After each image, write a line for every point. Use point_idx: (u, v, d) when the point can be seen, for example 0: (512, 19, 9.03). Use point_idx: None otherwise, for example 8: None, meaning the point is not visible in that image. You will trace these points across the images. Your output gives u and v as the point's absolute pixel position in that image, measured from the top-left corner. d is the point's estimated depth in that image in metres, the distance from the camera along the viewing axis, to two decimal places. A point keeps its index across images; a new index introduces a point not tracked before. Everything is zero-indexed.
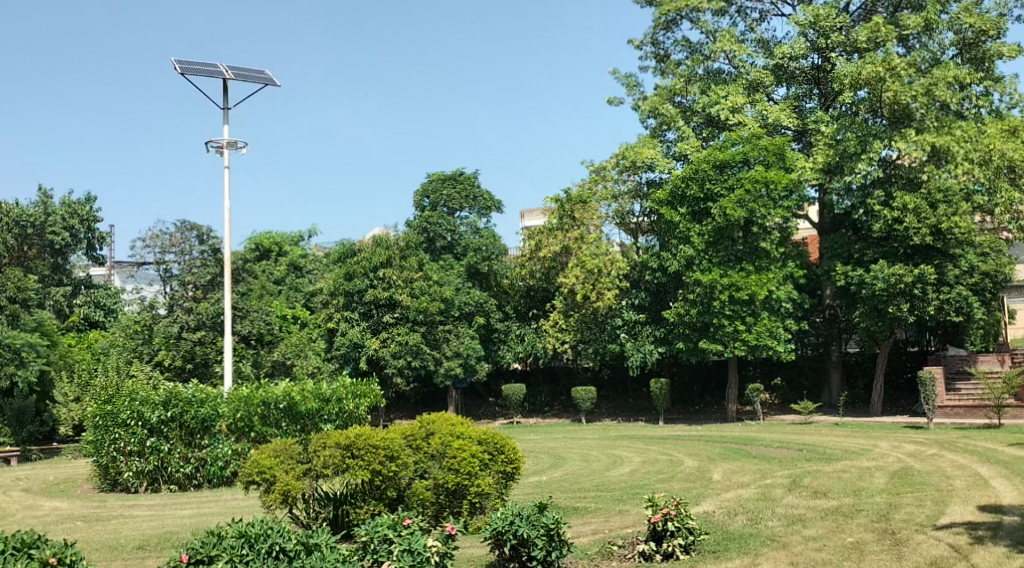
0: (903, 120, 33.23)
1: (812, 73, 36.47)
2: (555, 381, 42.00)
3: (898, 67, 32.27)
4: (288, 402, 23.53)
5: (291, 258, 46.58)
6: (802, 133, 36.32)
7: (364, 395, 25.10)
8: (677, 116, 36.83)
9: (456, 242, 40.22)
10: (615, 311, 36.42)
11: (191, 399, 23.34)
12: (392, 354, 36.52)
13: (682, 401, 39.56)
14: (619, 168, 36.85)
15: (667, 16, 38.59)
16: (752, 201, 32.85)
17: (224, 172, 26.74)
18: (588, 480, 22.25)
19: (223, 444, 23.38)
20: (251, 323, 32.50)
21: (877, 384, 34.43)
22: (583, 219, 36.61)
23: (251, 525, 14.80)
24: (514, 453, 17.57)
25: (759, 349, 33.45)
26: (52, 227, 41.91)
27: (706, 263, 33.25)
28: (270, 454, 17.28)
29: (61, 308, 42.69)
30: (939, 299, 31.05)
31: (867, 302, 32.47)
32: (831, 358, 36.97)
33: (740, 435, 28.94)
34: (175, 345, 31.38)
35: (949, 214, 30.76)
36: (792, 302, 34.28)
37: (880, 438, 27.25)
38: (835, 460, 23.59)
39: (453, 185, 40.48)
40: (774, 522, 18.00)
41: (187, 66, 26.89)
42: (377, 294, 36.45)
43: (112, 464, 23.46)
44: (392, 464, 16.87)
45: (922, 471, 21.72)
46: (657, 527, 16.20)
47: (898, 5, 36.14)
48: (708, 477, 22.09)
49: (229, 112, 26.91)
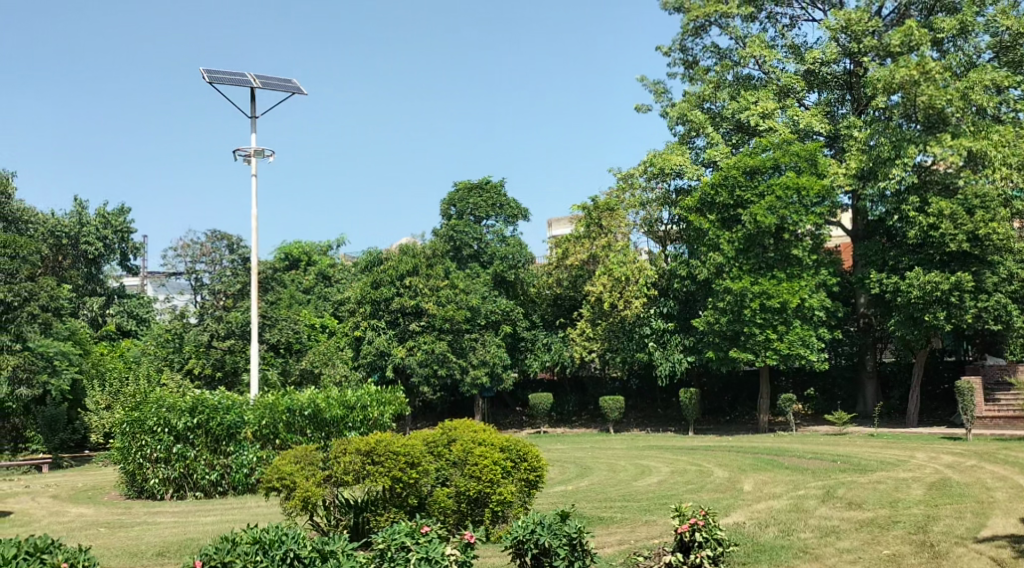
0: (938, 125, 32.11)
1: (844, 78, 35.96)
2: (583, 390, 41.57)
3: (933, 70, 31.56)
4: (312, 408, 23.13)
5: (320, 267, 46.37)
6: (834, 139, 35.78)
7: (389, 402, 24.40)
8: (706, 122, 36.36)
9: (483, 251, 39.86)
10: (643, 320, 35.89)
11: (217, 405, 23.05)
12: (418, 362, 36.30)
13: (712, 412, 39.13)
14: (647, 175, 36.38)
15: (696, 22, 38.16)
16: (784, 207, 32.33)
17: (251, 181, 26.57)
18: (615, 490, 21.73)
19: (248, 451, 23.23)
20: (280, 331, 32.45)
21: (913, 395, 33.75)
22: (610, 227, 36.22)
23: (265, 531, 14.46)
24: (537, 461, 17.21)
25: (792, 358, 32.85)
26: (86, 237, 42.13)
27: (736, 271, 32.71)
28: (290, 459, 16.88)
29: (94, 317, 42.69)
30: (977, 307, 30.40)
31: (902, 310, 31.86)
32: (866, 368, 36.10)
33: (773, 446, 28.34)
34: (206, 353, 30.98)
35: (987, 220, 30.22)
36: (826, 310, 33.61)
37: (917, 449, 26.61)
38: (870, 471, 23.02)
39: (480, 193, 40.22)
40: (807, 534, 17.48)
41: (215, 75, 26.73)
42: (403, 302, 36.48)
43: (139, 471, 23.24)
44: (413, 471, 16.58)
45: (962, 483, 21.10)
46: (684, 537, 15.46)
47: (932, 8, 35.52)
48: (739, 487, 21.60)
49: (255, 121, 26.70)
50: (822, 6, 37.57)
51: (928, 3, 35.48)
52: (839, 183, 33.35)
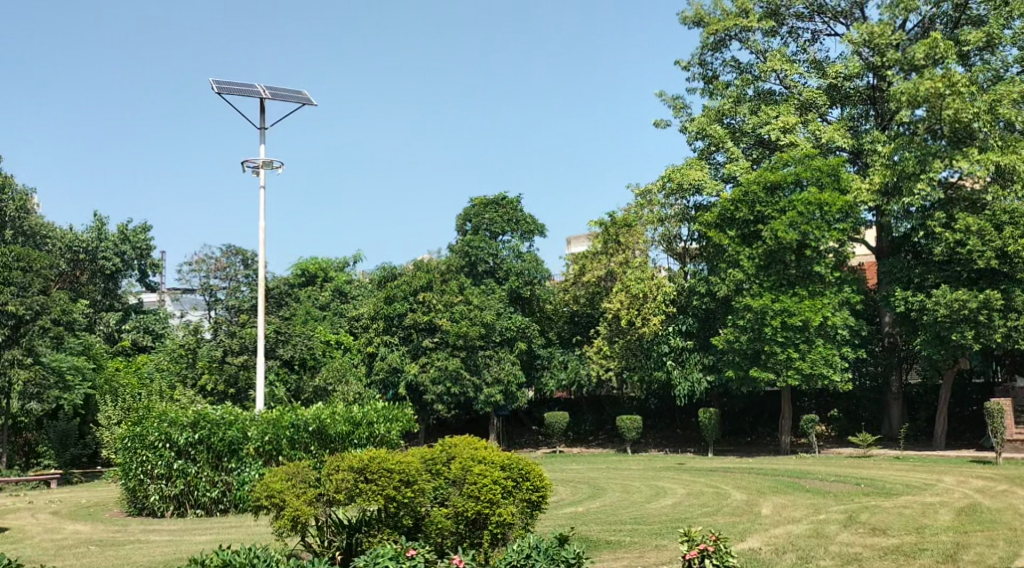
0: (965, 140, 31.44)
1: (867, 93, 35.07)
2: (600, 410, 40.80)
3: (959, 83, 30.56)
4: (317, 424, 22.39)
5: (336, 283, 45.68)
6: (858, 155, 34.89)
7: (396, 419, 23.74)
8: (726, 136, 35.64)
9: (499, 266, 38.78)
10: (661, 338, 35.08)
11: (219, 421, 22.34)
12: (432, 380, 35.61)
13: (733, 432, 38.17)
14: (665, 191, 35.61)
15: (716, 37, 37.41)
16: (805, 223, 31.39)
17: (260, 193, 25.84)
18: (627, 512, 20.91)
19: (250, 468, 22.34)
20: (294, 347, 31.21)
21: (940, 417, 32.75)
22: (628, 243, 35.61)
23: (236, 554, 14.16)
24: (540, 480, 16.62)
25: (815, 379, 31.85)
26: (104, 253, 41.65)
27: (756, 288, 31.87)
28: (282, 477, 16.39)
29: (110, 333, 41.31)
30: (1008, 326, 29.39)
31: (928, 328, 30.76)
32: (891, 389, 35.12)
33: (793, 468, 27.34)
34: (219, 369, 30.03)
35: (1016, 236, 29.25)
36: (849, 329, 32.69)
37: (945, 473, 25.60)
38: (896, 495, 22.05)
39: (496, 209, 39.43)
40: (828, 562, 16.60)
41: (225, 86, 26.11)
42: (416, 318, 36.00)
43: (139, 487, 22.54)
44: (409, 490, 16.01)
45: (992, 509, 20.15)
46: (693, 565, 14.63)
47: (957, 21, 34.58)
48: (757, 511, 20.73)
49: (264, 132, 25.96)
50: (845, 20, 36.75)
51: (953, 15, 34.50)
52: (862, 199, 32.33)
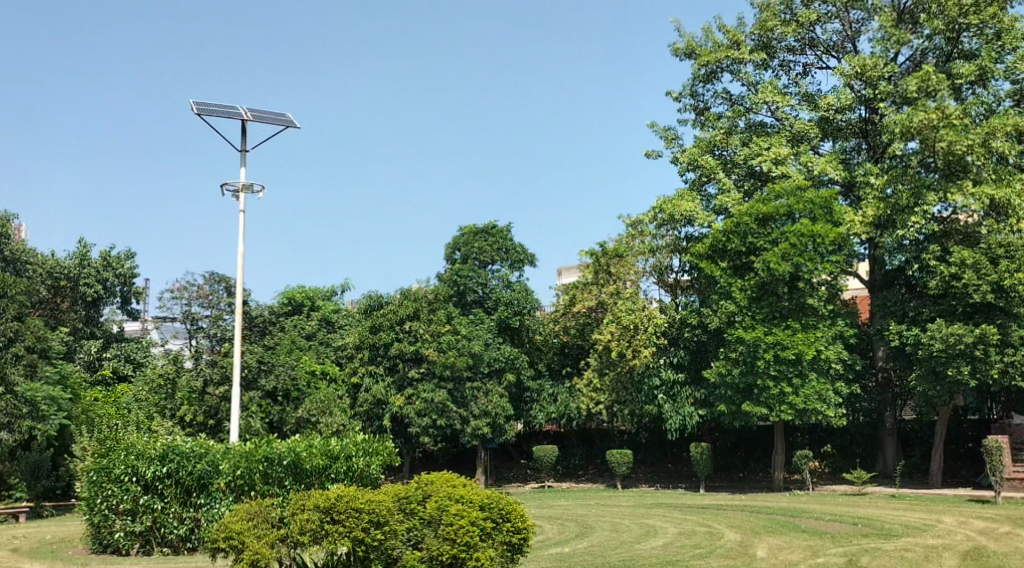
0: (958, 173, 30.93)
1: (859, 126, 34.31)
2: (590, 444, 39.76)
3: (952, 115, 30.08)
4: (292, 458, 21.23)
5: (323, 313, 44.75)
6: (850, 188, 34.13)
7: (377, 453, 22.31)
8: (718, 167, 34.96)
9: (488, 296, 37.70)
10: (652, 371, 33.99)
11: (190, 453, 21.30)
12: (417, 412, 34.46)
13: (725, 468, 37.13)
14: (657, 222, 34.88)
15: (706, 68, 36.73)
16: (798, 255, 30.55)
17: (237, 217, 24.88)
18: (615, 554, 19.96)
19: (220, 504, 21.23)
20: (276, 377, 29.80)
21: (936, 456, 31.82)
22: (619, 273, 34.83)
23: None
24: (521, 522, 15.69)
25: (807, 414, 30.93)
26: (86, 279, 40.53)
27: (748, 320, 30.92)
28: (241, 516, 15.63)
29: (90, 362, 40.32)
30: (1006, 361, 28.55)
31: (923, 364, 29.91)
32: (886, 425, 34.23)
33: (788, 506, 26.37)
34: (198, 400, 28.77)
35: (1012, 270, 28.47)
36: (842, 363, 31.82)
37: (944, 513, 24.66)
38: (895, 537, 21.13)
39: (485, 238, 38.32)
40: None
41: (204, 107, 25.29)
42: (403, 347, 34.63)
43: (103, 523, 21.55)
44: (378, 531, 15.27)
45: (998, 553, 19.28)
46: None
47: (949, 55, 33.85)
48: (752, 553, 19.75)
49: (245, 155, 25.08)
50: (836, 54, 36.16)
51: (946, 49, 33.78)
52: (855, 231, 31.43)
